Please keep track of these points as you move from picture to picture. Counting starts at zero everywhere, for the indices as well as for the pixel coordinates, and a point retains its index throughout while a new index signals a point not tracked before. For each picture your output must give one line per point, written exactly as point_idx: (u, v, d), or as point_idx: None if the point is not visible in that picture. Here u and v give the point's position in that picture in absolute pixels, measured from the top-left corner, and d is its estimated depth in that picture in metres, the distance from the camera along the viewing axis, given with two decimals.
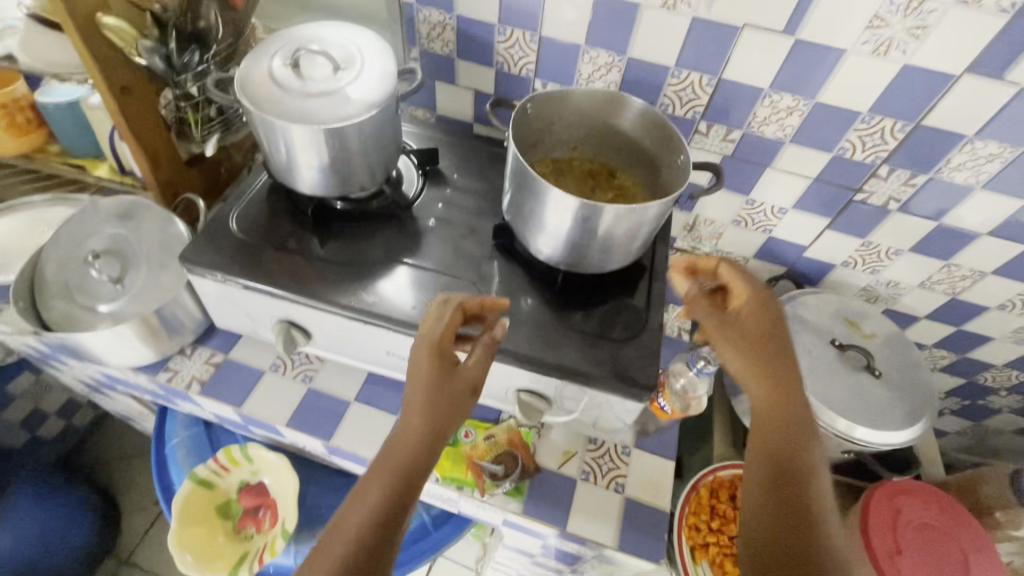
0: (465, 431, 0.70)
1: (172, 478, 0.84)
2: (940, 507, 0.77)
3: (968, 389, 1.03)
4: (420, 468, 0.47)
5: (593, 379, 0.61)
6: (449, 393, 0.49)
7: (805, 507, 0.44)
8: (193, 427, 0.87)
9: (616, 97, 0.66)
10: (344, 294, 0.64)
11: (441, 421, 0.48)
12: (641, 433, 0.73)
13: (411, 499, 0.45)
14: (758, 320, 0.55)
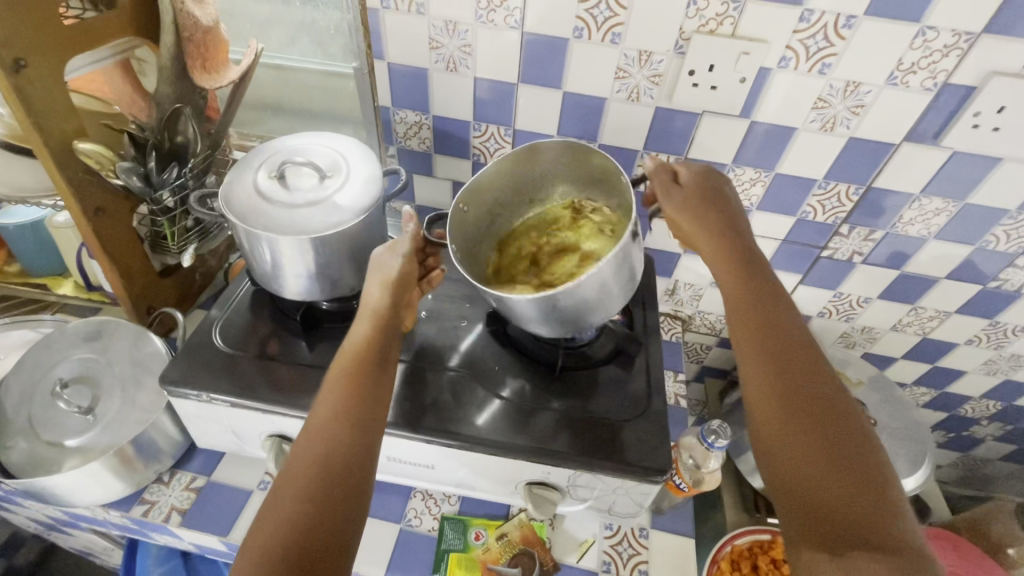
0: (475, 532, 0.66)
1: None
2: (958, 552, 0.76)
3: (952, 423, 1.05)
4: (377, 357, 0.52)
5: (606, 467, 0.59)
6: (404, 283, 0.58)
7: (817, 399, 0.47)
8: (168, 562, 0.79)
9: (525, 153, 0.67)
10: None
11: (395, 313, 0.56)
12: (656, 512, 0.70)
13: (374, 388, 0.50)
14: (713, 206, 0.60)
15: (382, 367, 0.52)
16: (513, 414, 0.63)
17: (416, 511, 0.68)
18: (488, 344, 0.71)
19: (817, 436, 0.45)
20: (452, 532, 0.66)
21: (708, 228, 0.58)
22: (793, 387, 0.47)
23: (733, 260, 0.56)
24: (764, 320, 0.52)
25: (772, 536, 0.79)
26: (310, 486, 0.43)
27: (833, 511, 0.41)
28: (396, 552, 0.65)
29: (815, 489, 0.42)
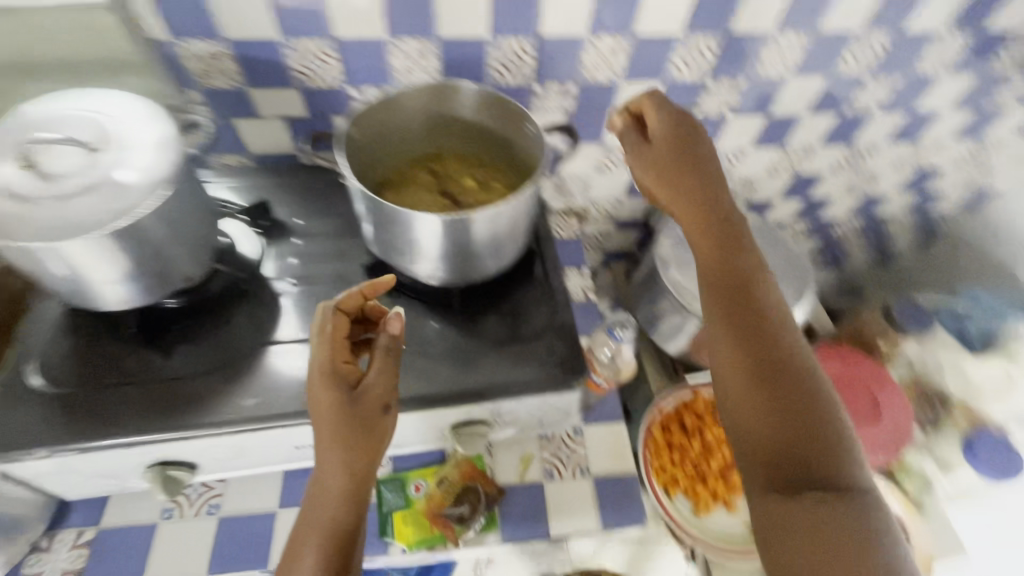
0: (414, 484, 0.64)
1: None
2: (842, 359, 0.86)
3: (826, 246, 1.16)
4: (350, 513, 0.45)
5: (525, 389, 0.58)
6: (349, 422, 0.45)
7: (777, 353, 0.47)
8: None
9: (444, 88, 0.60)
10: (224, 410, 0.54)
11: (353, 467, 0.45)
12: (585, 408, 0.72)
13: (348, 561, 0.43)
14: (673, 151, 0.56)
15: (353, 532, 0.44)
16: (420, 366, 0.59)
17: None
18: (378, 294, 0.64)
19: (776, 393, 0.45)
20: (391, 492, 0.64)
21: (672, 181, 0.55)
22: (751, 337, 0.48)
23: (697, 209, 0.54)
24: (730, 273, 0.51)
25: (693, 394, 0.86)
26: None
27: (781, 463, 0.43)
28: None
29: (767, 441, 0.44)
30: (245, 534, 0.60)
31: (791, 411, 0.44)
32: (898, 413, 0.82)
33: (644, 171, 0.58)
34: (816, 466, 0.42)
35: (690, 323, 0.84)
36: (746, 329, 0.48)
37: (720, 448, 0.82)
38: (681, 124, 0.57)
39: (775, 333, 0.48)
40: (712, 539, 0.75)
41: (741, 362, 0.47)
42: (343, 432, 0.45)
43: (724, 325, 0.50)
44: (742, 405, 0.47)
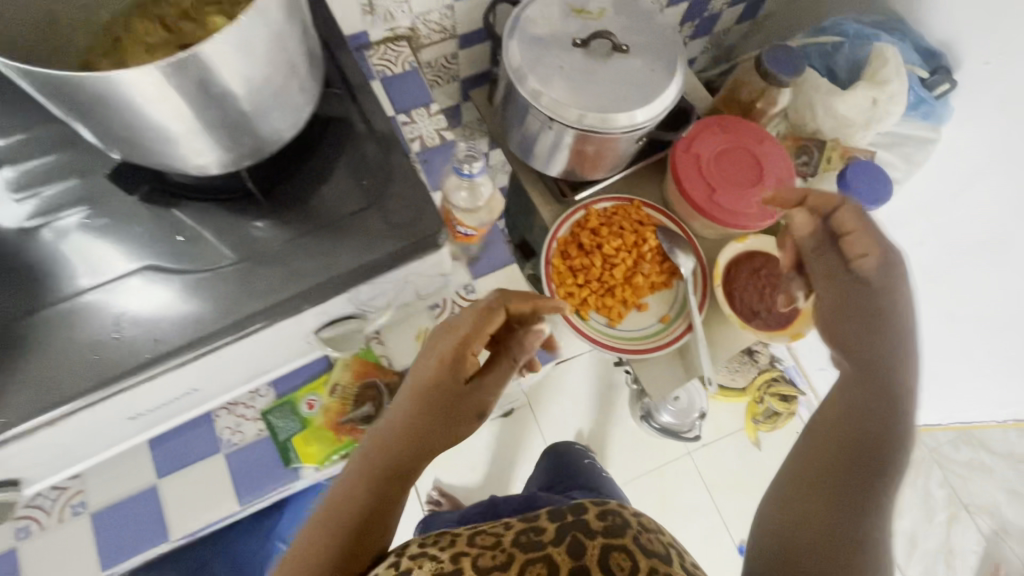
0: (307, 402, 0.57)
1: None
2: (722, 127, 0.81)
3: (693, 10, 1.05)
4: (409, 466, 0.48)
5: (381, 261, 0.48)
6: (441, 399, 0.49)
7: (878, 416, 0.47)
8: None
9: None
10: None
11: (422, 442, 0.49)
12: (471, 261, 0.64)
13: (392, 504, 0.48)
14: (812, 224, 0.56)
15: (401, 479, 0.48)
16: (244, 278, 0.47)
17: (231, 427, 0.56)
18: (163, 209, 0.50)
19: (847, 430, 0.48)
20: (283, 419, 0.56)
21: (823, 267, 0.55)
22: (856, 403, 0.49)
23: (842, 282, 0.54)
24: (869, 362, 0.50)
25: (586, 211, 0.81)
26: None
27: (823, 463, 0.48)
28: (234, 476, 0.55)
29: (828, 429, 0.49)
30: (132, 516, 0.53)
31: (848, 446, 0.47)
32: (778, 168, 0.79)
33: (810, 252, 0.57)
34: (840, 491, 0.46)
35: (564, 136, 0.74)
36: (872, 390, 0.48)
37: (617, 257, 0.78)
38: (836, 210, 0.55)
39: (896, 416, 0.47)
40: (631, 342, 0.78)
41: (836, 409, 0.50)
42: (434, 395, 0.49)
43: (847, 383, 0.50)
44: (820, 420, 0.50)
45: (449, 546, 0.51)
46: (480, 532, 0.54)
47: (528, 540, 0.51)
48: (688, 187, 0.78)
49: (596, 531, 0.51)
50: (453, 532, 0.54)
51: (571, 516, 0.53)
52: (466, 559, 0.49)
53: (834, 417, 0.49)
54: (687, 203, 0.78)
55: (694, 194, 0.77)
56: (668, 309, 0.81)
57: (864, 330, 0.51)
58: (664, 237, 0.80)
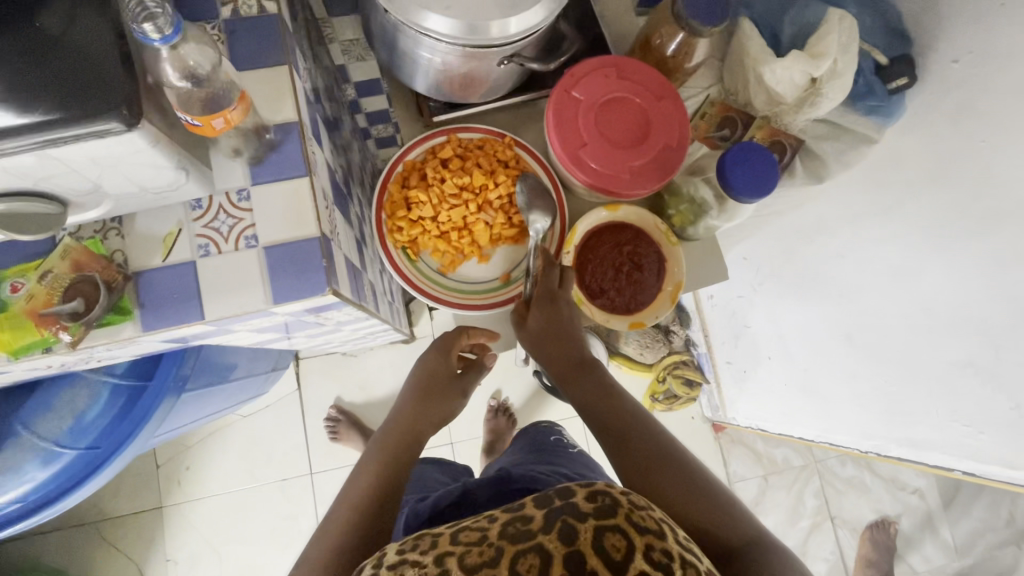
0: (11, 284, 0.50)
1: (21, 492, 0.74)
2: (619, 72, 0.68)
3: None
4: (417, 439, 0.71)
5: (26, 124, 0.37)
6: (440, 388, 0.75)
7: (616, 408, 0.66)
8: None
9: None
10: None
11: (432, 424, 0.74)
12: (254, 163, 0.55)
13: (409, 460, 0.69)
14: (555, 315, 0.67)
15: (414, 448, 0.71)
16: None
17: None
18: None
19: (621, 419, 0.65)
20: None
21: (560, 340, 0.68)
22: (600, 394, 0.68)
23: (563, 340, 0.68)
24: (581, 364, 0.69)
25: (446, 138, 0.71)
26: (350, 517, 0.61)
27: (640, 455, 0.62)
28: None
29: (613, 422, 0.65)
30: None
31: (628, 425, 0.65)
32: (668, 134, 0.68)
33: (539, 304, 0.67)
34: (660, 465, 0.61)
35: (411, 40, 0.62)
36: (600, 391, 0.68)
37: (461, 197, 0.70)
38: (627, 232, 0.72)
39: (627, 402, 0.67)
40: (459, 293, 0.72)
41: (601, 399, 0.67)
42: (431, 390, 0.75)
43: (591, 391, 0.68)
44: (602, 415, 0.66)
45: (431, 548, 0.46)
46: (464, 527, 0.48)
47: (516, 531, 0.44)
48: (559, 132, 0.67)
49: (588, 512, 0.44)
50: (434, 532, 0.49)
51: (556, 499, 0.46)
52: (452, 560, 0.44)
53: (608, 411, 0.66)
54: (553, 151, 0.68)
55: (561, 143, 0.67)
56: (510, 267, 0.74)
57: (575, 347, 0.69)
58: (523, 186, 0.69)
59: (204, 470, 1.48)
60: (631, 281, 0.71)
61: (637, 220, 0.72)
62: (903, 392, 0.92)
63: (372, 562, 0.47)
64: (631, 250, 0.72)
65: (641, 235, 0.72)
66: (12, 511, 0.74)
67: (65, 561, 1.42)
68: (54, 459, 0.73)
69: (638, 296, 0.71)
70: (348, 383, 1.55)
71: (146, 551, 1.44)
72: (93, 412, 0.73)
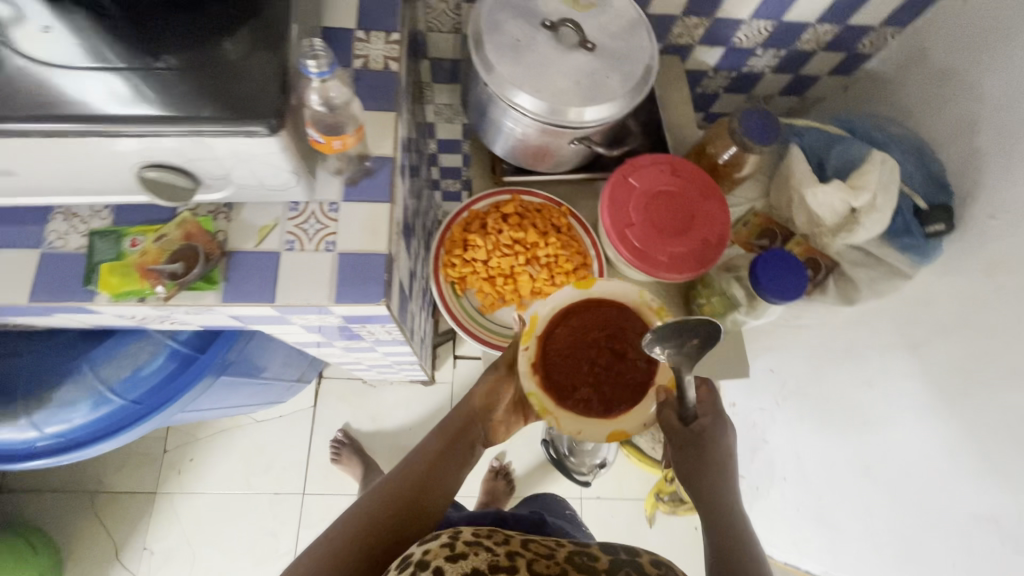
0: (131, 240, 0.59)
1: (65, 428, 0.79)
2: (674, 170, 0.77)
3: (730, 58, 1.01)
4: (463, 438, 0.71)
5: (195, 117, 0.48)
6: (492, 393, 0.74)
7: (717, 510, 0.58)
8: (52, 404, 0.77)
9: None
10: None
11: (480, 425, 0.73)
12: (348, 182, 0.65)
13: (455, 455, 0.69)
14: (687, 435, 0.62)
15: (461, 445, 0.70)
16: (73, 87, 0.48)
17: (59, 235, 0.59)
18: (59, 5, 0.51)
19: (718, 526, 0.56)
20: (104, 244, 0.59)
21: (681, 443, 0.63)
22: (704, 498, 0.59)
23: (686, 443, 0.62)
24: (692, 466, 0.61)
25: (510, 196, 0.81)
26: (383, 499, 0.62)
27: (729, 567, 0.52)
28: (42, 273, 0.58)
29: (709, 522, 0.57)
30: None
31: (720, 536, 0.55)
32: (709, 230, 0.75)
33: (681, 425, 0.63)
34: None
35: (501, 110, 0.72)
36: (703, 497, 0.59)
37: (513, 249, 0.77)
38: (593, 318, 0.70)
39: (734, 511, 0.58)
40: (492, 332, 0.78)
41: (705, 504, 0.59)
42: (483, 393, 0.74)
43: (696, 492, 0.60)
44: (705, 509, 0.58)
45: (503, 542, 0.56)
46: (532, 541, 0.58)
47: (582, 562, 0.54)
48: (610, 210, 0.75)
49: (648, 570, 0.53)
50: (507, 533, 0.59)
51: (625, 552, 0.55)
52: (521, 559, 0.54)
53: (707, 510, 0.58)
54: (603, 227, 0.75)
55: (611, 220, 0.74)
56: None
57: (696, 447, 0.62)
58: (608, 326, 0.69)
59: (205, 466, 1.51)
60: (607, 371, 0.68)
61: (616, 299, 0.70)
62: (920, 539, 0.88)
63: (445, 533, 0.56)
64: (604, 335, 0.69)
65: (631, 319, 0.70)
66: (44, 446, 0.79)
67: (53, 526, 1.44)
68: (100, 405, 0.78)
69: (618, 396, 0.68)
70: (361, 412, 1.58)
71: (128, 535, 1.45)
72: (149, 368, 0.78)
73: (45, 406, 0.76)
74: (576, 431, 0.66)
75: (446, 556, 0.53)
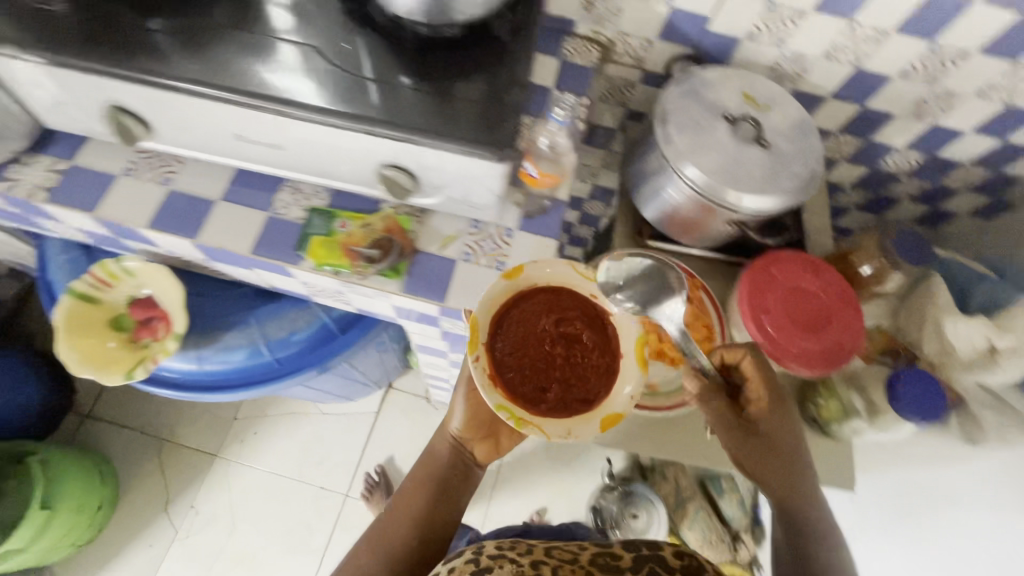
0: (340, 222, 0.68)
1: (216, 370, 0.82)
2: (817, 271, 0.79)
3: (871, 179, 1.05)
4: (447, 477, 0.78)
5: (450, 138, 0.57)
6: (471, 433, 0.80)
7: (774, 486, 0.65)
8: (214, 345, 0.80)
9: None
10: (92, 57, 0.56)
11: (460, 466, 0.80)
12: (525, 215, 0.72)
13: (447, 493, 0.77)
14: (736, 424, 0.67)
15: (449, 485, 0.78)
16: (287, 78, 0.59)
17: (284, 204, 0.69)
18: (354, 31, 0.63)
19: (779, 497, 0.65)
20: (318, 220, 0.68)
21: (734, 435, 0.66)
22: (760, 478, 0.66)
23: (739, 431, 0.66)
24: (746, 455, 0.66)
25: None
26: (390, 545, 0.72)
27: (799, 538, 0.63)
28: (264, 232, 0.67)
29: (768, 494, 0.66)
30: (186, 208, 0.67)
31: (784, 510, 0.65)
32: (843, 335, 0.77)
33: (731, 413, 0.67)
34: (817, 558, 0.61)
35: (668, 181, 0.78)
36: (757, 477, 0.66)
37: None
38: (532, 310, 0.67)
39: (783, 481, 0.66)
40: None
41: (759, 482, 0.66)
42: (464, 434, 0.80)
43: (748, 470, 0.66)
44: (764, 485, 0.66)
45: (526, 552, 0.56)
46: (556, 546, 0.58)
47: (606, 563, 0.54)
48: (749, 294, 0.78)
49: (676, 566, 0.53)
50: (529, 541, 0.59)
51: (646, 548, 0.55)
52: (544, 567, 0.54)
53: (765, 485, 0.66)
54: (738, 309, 0.78)
55: (748, 304, 0.77)
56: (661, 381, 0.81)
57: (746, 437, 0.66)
58: (560, 314, 0.68)
59: (265, 443, 1.57)
60: (569, 362, 0.66)
61: (554, 283, 0.69)
62: None
63: (468, 550, 0.58)
64: (554, 321, 0.67)
65: (578, 305, 0.69)
66: (193, 382, 0.82)
67: (119, 462, 1.52)
68: (255, 355, 0.81)
69: (591, 390, 0.66)
70: (419, 430, 1.61)
71: (180, 489, 1.50)
72: (303, 333, 0.83)
73: (211, 346, 0.80)
74: (566, 432, 0.64)
75: (472, 571, 0.54)
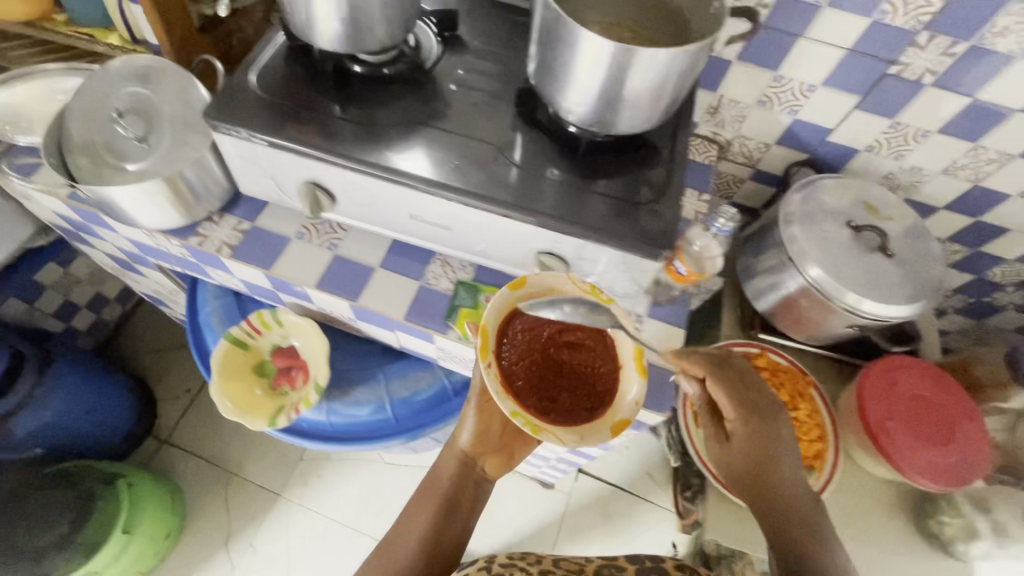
0: (486, 296, 0.73)
1: (340, 421, 0.86)
2: (940, 381, 0.78)
3: (977, 286, 1.05)
4: (455, 494, 0.78)
5: (610, 241, 0.62)
6: (481, 451, 0.80)
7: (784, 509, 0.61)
8: (344, 396, 0.85)
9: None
10: (261, 126, 0.65)
11: (472, 482, 0.80)
12: (655, 302, 0.75)
13: (456, 509, 0.77)
14: (748, 447, 0.62)
15: (458, 501, 0.78)
16: (420, 154, 0.65)
17: (436, 276, 0.74)
18: (517, 128, 0.70)
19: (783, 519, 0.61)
20: (466, 293, 0.73)
21: (743, 449, 0.62)
22: (774, 500, 0.62)
23: (751, 445, 0.62)
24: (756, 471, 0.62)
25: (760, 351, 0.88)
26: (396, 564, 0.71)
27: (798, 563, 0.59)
28: (417, 300, 0.73)
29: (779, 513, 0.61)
30: (350, 274, 0.73)
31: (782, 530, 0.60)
32: (973, 454, 0.75)
33: (737, 429, 0.62)
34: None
35: (789, 279, 0.81)
36: (769, 498, 0.62)
37: None
38: (538, 327, 0.66)
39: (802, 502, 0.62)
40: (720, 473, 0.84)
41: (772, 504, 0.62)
42: (474, 449, 0.80)
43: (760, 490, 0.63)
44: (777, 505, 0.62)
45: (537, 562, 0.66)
46: (561, 561, 0.68)
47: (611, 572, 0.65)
48: (871, 403, 0.78)
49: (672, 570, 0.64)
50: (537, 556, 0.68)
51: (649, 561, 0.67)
52: None
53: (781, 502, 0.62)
54: (858, 417, 0.78)
55: (869, 413, 0.78)
56: None
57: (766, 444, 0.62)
58: (563, 329, 0.66)
59: (327, 486, 1.58)
60: (576, 375, 0.65)
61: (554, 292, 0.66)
62: None
63: (480, 560, 0.65)
64: (557, 336, 0.66)
65: (583, 322, 0.67)
66: (317, 431, 0.86)
67: (188, 491, 1.55)
68: (379, 412, 0.86)
69: (596, 396, 0.65)
70: None
71: (242, 526, 1.52)
72: (425, 394, 0.87)
73: (341, 398, 0.85)
74: (580, 439, 0.62)
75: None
